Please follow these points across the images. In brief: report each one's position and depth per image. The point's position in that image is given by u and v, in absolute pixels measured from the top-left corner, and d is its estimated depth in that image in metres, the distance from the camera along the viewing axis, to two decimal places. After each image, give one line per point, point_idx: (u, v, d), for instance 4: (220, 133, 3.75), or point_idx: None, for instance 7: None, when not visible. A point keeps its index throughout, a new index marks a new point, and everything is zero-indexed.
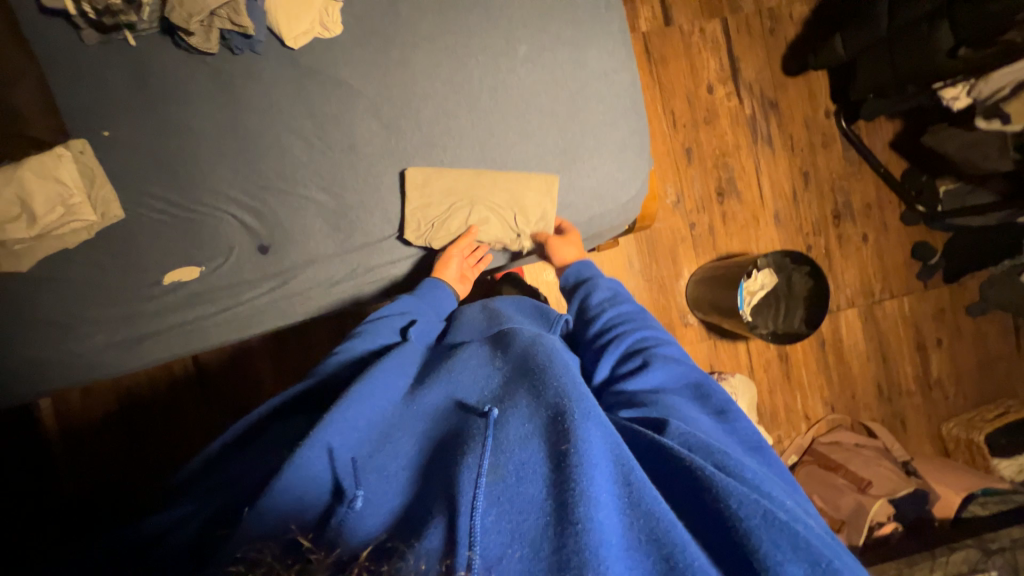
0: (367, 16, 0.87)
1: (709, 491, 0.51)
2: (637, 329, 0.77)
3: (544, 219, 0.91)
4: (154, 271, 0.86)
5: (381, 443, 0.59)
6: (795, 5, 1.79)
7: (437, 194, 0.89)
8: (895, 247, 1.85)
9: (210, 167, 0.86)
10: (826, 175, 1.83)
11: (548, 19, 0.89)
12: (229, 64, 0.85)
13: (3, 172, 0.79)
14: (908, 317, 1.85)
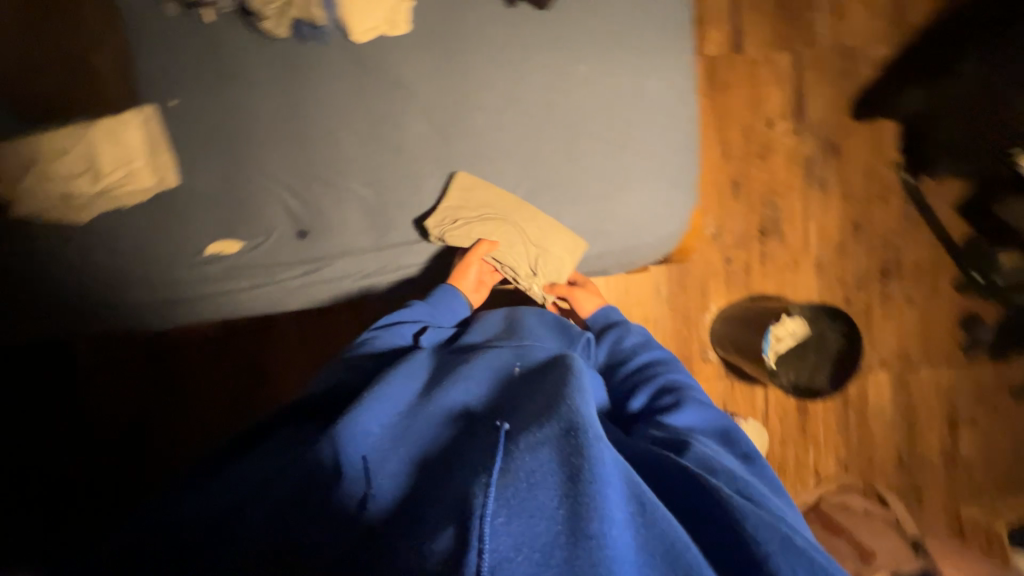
0: (434, 18, 0.87)
1: (731, 514, 0.51)
2: (668, 371, 0.81)
3: (557, 274, 0.92)
4: (199, 239, 0.90)
5: (392, 446, 0.59)
6: (873, 46, 1.70)
7: (474, 201, 0.89)
8: (942, 313, 1.75)
9: (265, 148, 0.89)
10: (879, 228, 1.74)
11: (614, 42, 0.87)
12: (295, 49, 0.88)
13: (77, 129, 0.84)
14: (944, 388, 1.75)
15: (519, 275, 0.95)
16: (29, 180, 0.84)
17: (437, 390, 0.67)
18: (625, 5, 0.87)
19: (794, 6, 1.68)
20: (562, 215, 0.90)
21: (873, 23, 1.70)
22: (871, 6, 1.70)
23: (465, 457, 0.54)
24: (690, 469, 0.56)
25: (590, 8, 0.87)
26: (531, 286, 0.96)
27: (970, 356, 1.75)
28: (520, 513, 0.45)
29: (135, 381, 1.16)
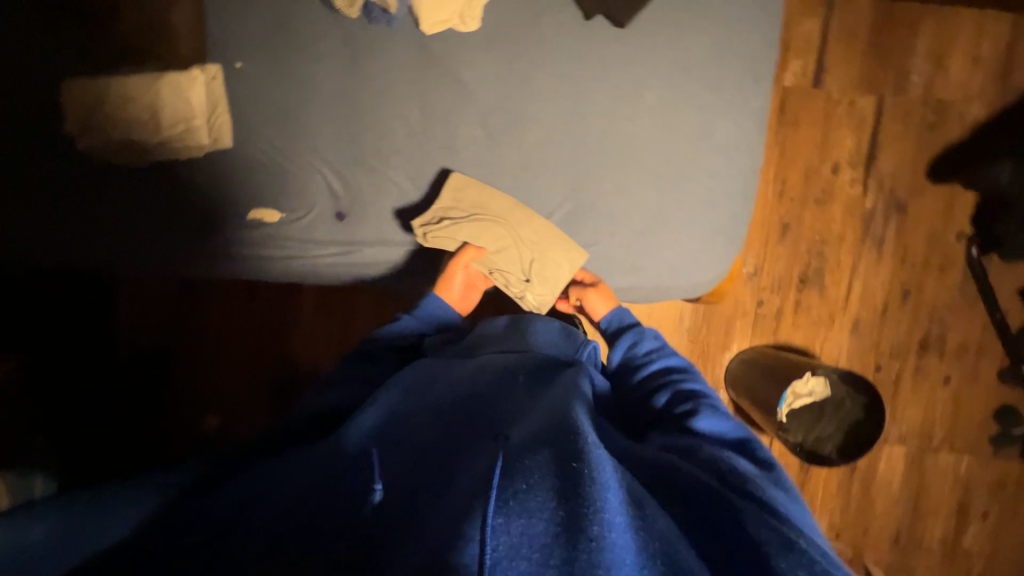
0: (506, 20, 0.85)
1: (731, 522, 0.49)
2: (682, 380, 0.78)
3: (555, 282, 0.89)
4: (242, 204, 0.92)
5: (390, 440, 0.60)
6: (970, 106, 1.57)
7: (468, 199, 0.87)
8: (979, 401, 1.65)
9: (318, 125, 0.90)
10: (931, 299, 1.63)
11: (688, 75, 0.83)
12: (364, 32, 0.87)
13: (145, 79, 0.86)
14: (961, 477, 1.67)
15: (512, 282, 0.92)
16: (95, 122, 0.87)
17: (441, 390, 0.69)
18: (708, 37, 0.82)
19: (892, 48, 1.55)
20: (600, 243, 0.88)
21: (976, 80, 1.56)
22: (978, 60, 1.55)
23: (464, 457, 0.55)
24: (689, 476, 0.55)
25: (670, 34, 0.82)
26: (525, 294, 0.93)
27: (998, 450, 1.66)
28: (519, 505, 0.44)
29: (164, 328, 1.21)
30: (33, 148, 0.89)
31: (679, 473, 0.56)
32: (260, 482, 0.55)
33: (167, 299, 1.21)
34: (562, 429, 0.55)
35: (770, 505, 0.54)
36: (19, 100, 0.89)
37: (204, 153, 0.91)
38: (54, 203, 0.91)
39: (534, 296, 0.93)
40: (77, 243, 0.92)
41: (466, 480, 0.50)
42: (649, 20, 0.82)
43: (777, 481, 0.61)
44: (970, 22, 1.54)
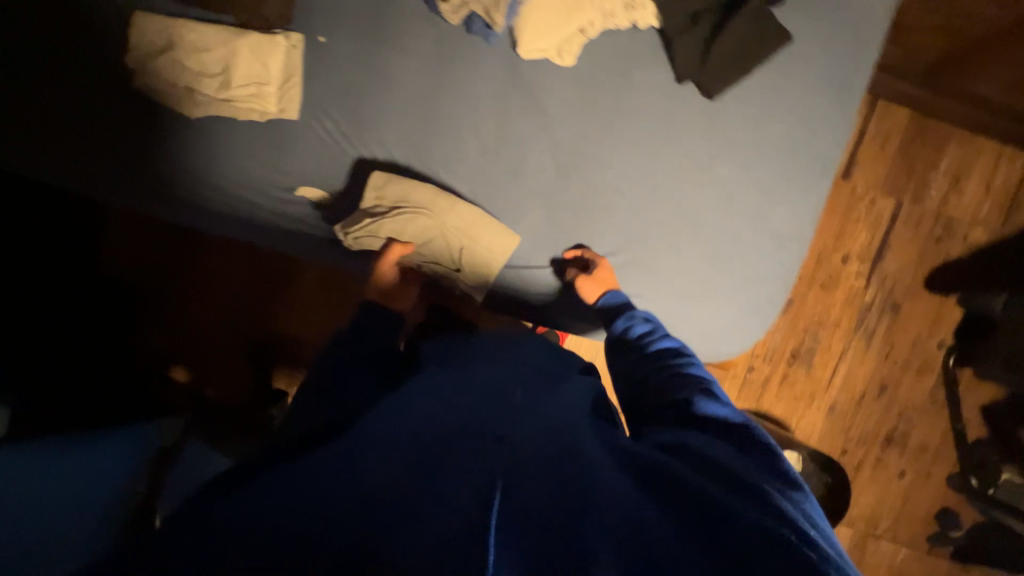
0: (601, 65, 0.86)
1: (715, 523, 0.44)
2: (674, 365, 0.71)
3: (487, 268, 0.89)
4: (292, 178, 0.89)
5: (371, 434, 0.57)
6: (974, 228, 1.67)
7: (392, 195, 0.86)
8: (925, 499, 1.76)
9: (389, 117, 0.88)
10: (903, 398, 1.73)
11: (762, 159, 0.86)
12: (458, 39, 0.86)
13: (226, 33, 0.82)
14: (893, 565, 1.77)
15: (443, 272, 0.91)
16: (159, 61, 0.82)
17: (431, 386, 0.68)
18: (786, 127, 0.86)
19: (919, 160, 1.64)
20: (641, 296, 0.89)
21: (986, 206, 1.66)
22: (992, 189, 1.66)
23: (450, 448, 0.53)
24: (671, 470, 0.50)
25: (752, 116, 0.85)
26: (460, 282, 0.91)
27: (931, 548, 1.77)
28: (509, 515, 0.43)
29: (161, 277, 1.16)
30: (85, 71, 0.84)
31: (663, 468, 0.51)
32: (253, 478, 0.52)
33: (166, 245, 1.16)
34: (556, 446, 0.54)
35: (765, 502, 0.47)
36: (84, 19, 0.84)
37: (265, 119, 0.87)
38: (90, 130, 0.85)
39: (467, 284, 0.91)
40: (100, 176, 0.86)
41: (454, 474, 0.49)
42: (737, 98, 0.85)
43: (778, 473, 0.53)
44: (993, 153, 1.64)
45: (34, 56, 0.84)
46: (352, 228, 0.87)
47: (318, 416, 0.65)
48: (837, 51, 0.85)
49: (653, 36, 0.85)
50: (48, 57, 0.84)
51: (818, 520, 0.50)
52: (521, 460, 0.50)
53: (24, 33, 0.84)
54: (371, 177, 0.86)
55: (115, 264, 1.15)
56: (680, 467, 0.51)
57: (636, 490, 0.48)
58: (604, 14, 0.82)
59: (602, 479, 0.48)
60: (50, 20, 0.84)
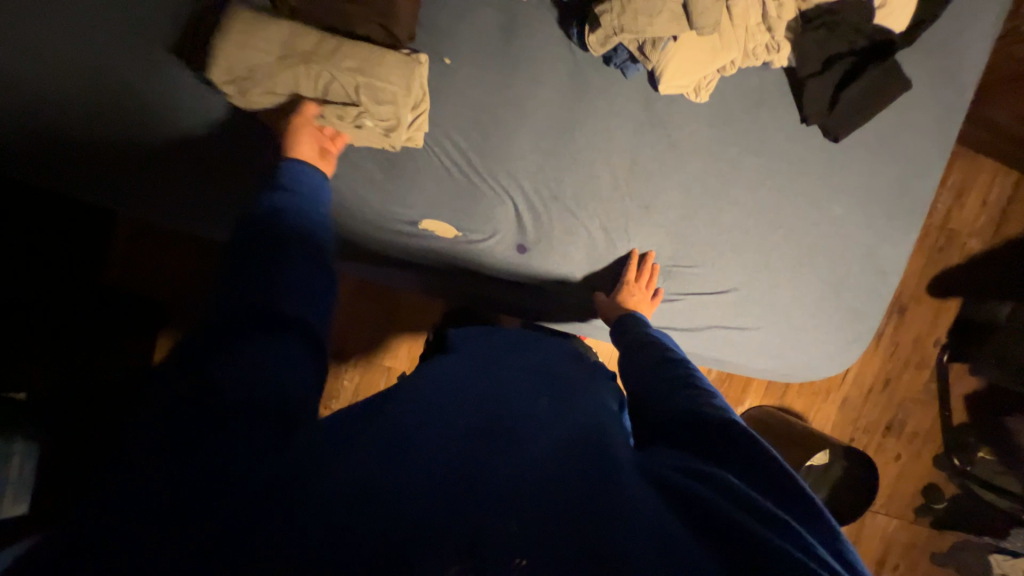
0: (732, 101, 0.87)
1: (737, 547, 0.38)
2: (695, 373, 0.63)
3: (393, 95, 0.76)
4: (418, 211, 0.84)
5: (370, 418, 0.48)
6: (971, 240, 1.65)
7: (264, 34, 0.73)
8: (915, 478, 1.75)
9: (519, 148, 0.85)
10: (903, 390, 1.72)
11: (873, 199, 0.92)
12: (594, 71, 0.84)
13: (362, 48, 0.75)
14: (885, 537, 1.74)
15: (343, 116, 0.76)
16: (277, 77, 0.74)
17: (425, 378, 0.59)
18: (893, 169, 0.91)
19: None
20: (759, 328, 0.93)
21: (983, 218, 1.63)
22: (987, 205, 1.63)
23: (452, 438, 0.45)
24: (680, 488, 0.43)
25: (864, 157, 0.90)
26: (369, 124, 0.77)
27: (915, 518, 1.75)
28: (523, 539, 0.36)
29: (171, 281, 1.07)
30: (196, 86, 0.78)
31: (670, 478, 0.44)
32: (220, 447, 0.41)
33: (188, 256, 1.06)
34: (568, 443, 0.47)
35: (781, 525, 0.41)
36: (196, 28, 0.77)
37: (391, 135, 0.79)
38: (191, 151, 0.80)
39: (376, 122, 0.77)
40: (184, 196, 0.82)
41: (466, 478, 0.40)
42: (852, 141, 0.90)
43: (797, 503, 0.45)
44: (993, 168, 1.61)
45: (133, 64, 0.77)
46: (240, 83, 0.74)
47: (247, 336, 0.49)
48: (942, 100, 0.91)
49: (779, 75, 0.87)
50: (152, 66, 0.77)
51: (844, 546, 0.43)
52: (529, 464, 0.43)
53: (121, 47, 0.76)
54: (232, 12, 0.73)
55: (128, 277, 1.06)
56: (690, 482, 0.44)
57: (654, 502, 0.42)
58: (745, 53, 0.83)
59: (621, 481, 0.42)
60: (155, 35, 0.77)
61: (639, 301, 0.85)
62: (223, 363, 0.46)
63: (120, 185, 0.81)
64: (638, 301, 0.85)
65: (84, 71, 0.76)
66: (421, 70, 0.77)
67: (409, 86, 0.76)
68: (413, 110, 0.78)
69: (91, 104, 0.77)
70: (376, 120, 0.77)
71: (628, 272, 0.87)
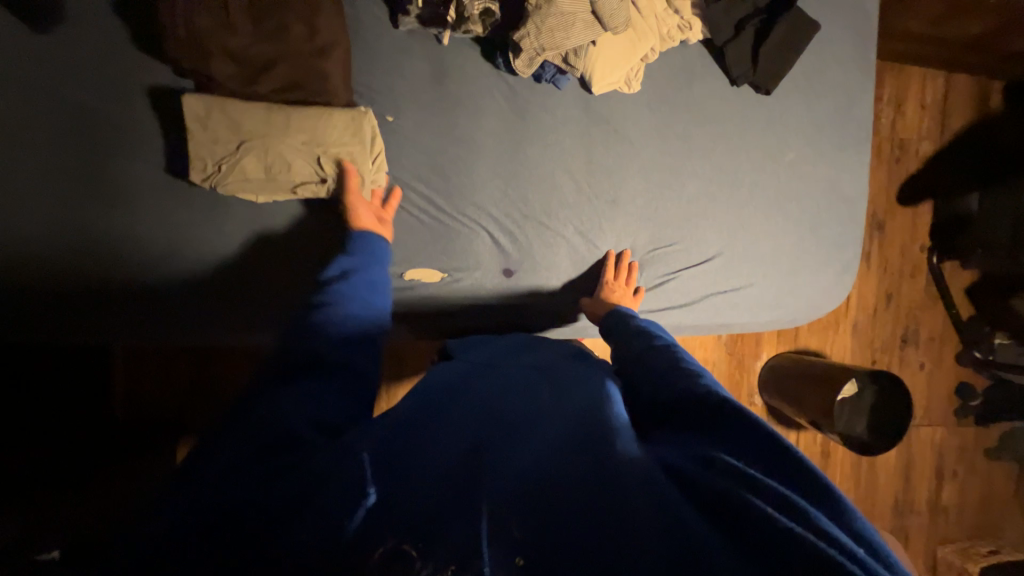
0: (663, 83, 0.91)
1: (736, 523, 0.42)
2: (688, 358, 0.67)
3: (355, 160, 0.80)
4: (400, 263, 0.87)
5: (414, 443, 0.51)
6: (923, 142, 1.70)
7: (222, 128, 0.76)
8: (945, 381, 1.77)
9: (480, 180, 0.88)
10: (907, 300, 1.75)
11: (820, 136, 0.96)
12: (528, 89, 0.87)
13: (312, 112, 0.79)
14: (936, 447, 1.74)
15: (314, 190, 0.80)
16: (240, 165, 0.77)
17: (432, 401, 0.61)
18: (830, 104, 0.96)
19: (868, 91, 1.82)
20: (752, 283, 0.96)
21: (926, 121, 1.69)
22: (927, 106, 1.69)
23: (475, 465, 0.48)
24: (690, 478, 0.46)
25: (798, 100, 0.95)
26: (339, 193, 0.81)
27: (959, 420, 1.76)
28: (525, 541, 0.41)
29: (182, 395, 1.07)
30: (162, 208, 0.80)
31: (682, 470, 0.48)
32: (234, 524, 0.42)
33: (191, 370, 1.05)
34: (581, 447, 0.49)
35: (785, 505, 0.44)
36: (148, 154, 0.80)
37: (361, 191, 0.82)
38: (169, 269, 0.81)
39: (346, 189, 0.81)
40: (164, 316, 0.81)
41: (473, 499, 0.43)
42: (784, 89, 0.94)
43: (805, 479, 0.47)
44: (921, 73, 1.66)
45: (93, 205, 0.78)
46: (212, 178, 0.77)
47: (262, 425, 0.51)
48: (852, 32, 0.96)
49: (699, 48, 0.92)
50: (113, 199, 0.79)
51: (852, 514, 0.45)
52: (531, 468, 0.47)
53: (79, 189, 0.78)
54: (185, 109, 0.75)
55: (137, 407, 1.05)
56: (704, 471, 0.47)
57: (663, 487, 0.45)
58: (662, 38, 0.87)
59: (631, 473, 0.45)
60: (108, 169, 0.79)
61: (621, 297, 0.88)
62: (228, 455, 0.48)
63: (106, 325, 0.81)
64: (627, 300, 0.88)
65: (48, 223, 0.77)
66: (369, 120, 0.81)
67: (364, 149, 0.81)
68: (373, 164, 0.82)
69: (65, 254, 0.78)
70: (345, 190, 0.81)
71: (606, 273, 0.90)
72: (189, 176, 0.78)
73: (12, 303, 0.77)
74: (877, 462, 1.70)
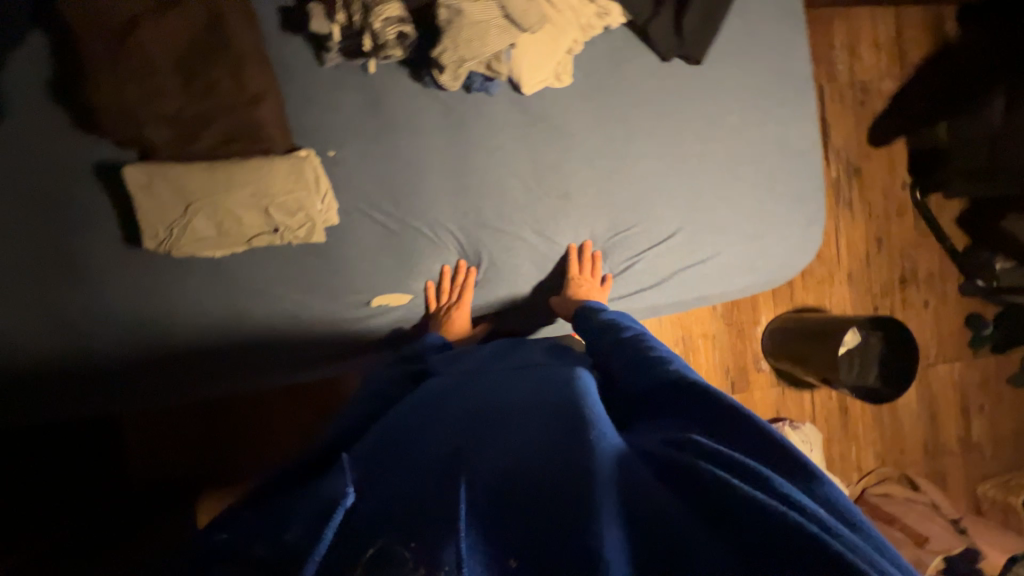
0: (594, 72, 0.91)
1: (706, 497, 0.45)
2: (656, 345, 0.69)
3: (301, 205, 0.81)
4: (367, 292, 0.89)
5: (406, 468, 0.55)
6: (885, 81, 1.68)
7: (167, 194, 0.77)
8: (953, 315, 1.73)
9: (431, 198, 0.89)
10: (897, 241, 1.72)
11: (759, 96, 0.96)
12: (461, 102, 0.88)
13: (253, 164, 0.79)
14: (955, 383, 1.70)
15: (268, 240, 0.82)
16: (190, 227, 0.78)
17: (417, 420, 0.64)
18: (766, 62, 0.96)
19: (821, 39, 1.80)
20: (721, 252, 0.95)
21: (883, 60, 1.68)
22: (881, 45, 1.67)
23: (454, 480, 0.50)
24: (664, 462, 0.49)
25: (732, 65, 0.95)
26: (292, 238, 0.82)
27: (975, 353, 1.72)
28: (515, 544, 0.45)
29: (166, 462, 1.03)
30: (127, 275, 0.82)
31: (656, 455, 0.50)
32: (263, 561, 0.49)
33: (179, 430, 1.04)
34: (557, 442, 0.50)
35: (750, 475, 0.46)
36: (103, 228, 0.82)
37: (313, 234, 0.83)
38: (144, 333, 0.83)
39: (298, 234, 0.82)
40: (152, 379, 0.85)
41: (450, 518, 0.46)
42: (716, 55, 0.94)
43: (769, 448, 0.49)
44: (868, 14, 1.65)
45: (61, 285, 0.81)
46: (167, 243, 0.78)
47: (304, 487, 0.61)
48: None
49: (624, 31, 0.92)
50: (77, 276, 0.81)
51: (818, 479, 0.47)
52: (503, 473, 0.49)
53: (42, 273, 0.80)
54: (129, 180, 0.76)
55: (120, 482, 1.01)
56: (675, 452, 0.49)
57: (638, 473, 0.48)
58: (583, 28, 0.87)
59: (604, 465, 0.48)
60: (68, 248, 0.81)
61: (590, 289, 0.89)
62: (275, 512, 0.57)
63: (98, 397, 0.84)
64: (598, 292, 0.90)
65: (21, 308, 0.80)
66: (311, 165, 0.81)
67: (308, 194, 0.81)
68: (322, 206, 0.83)
69: (43, 335, 0.81)
70: (297, 235, 0.82)
71: (571, 268, 0.90)
72: (143, 243, 0.79)
73: (2, 390, 0.80)
74: (897, 408, 1.67)
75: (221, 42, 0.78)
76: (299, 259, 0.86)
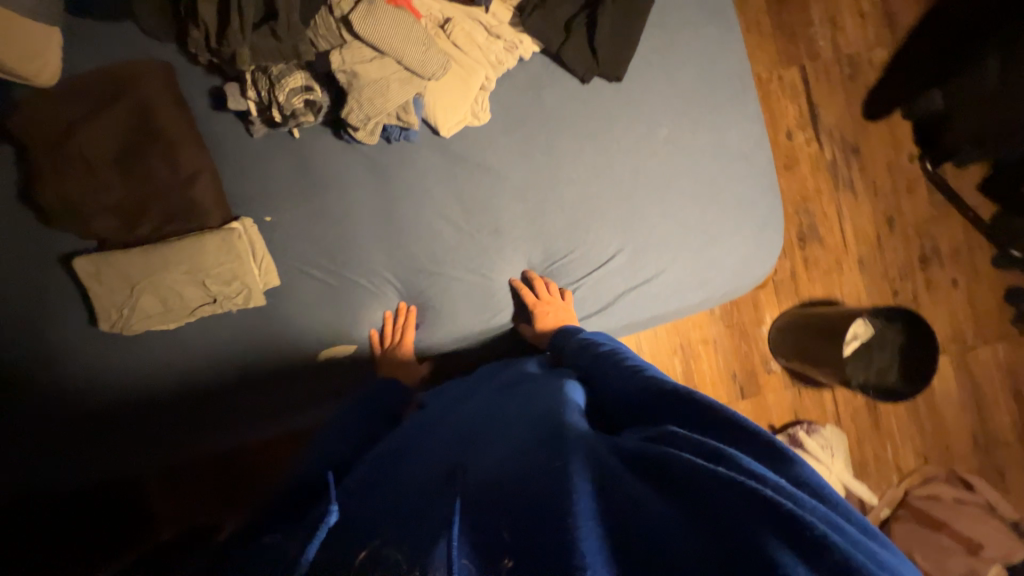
0: (514, 104, 0.91)
1: (683, 487, 0.41)
2: (631, 356, 0.67)
3: (236, 274, 0.85)
4: (314, 345, 0.91)
5: (400, 485, 0.55)
6: (876, 50, 1.54)
7: (114, 279, 0.83)
8: (989, 292, 1.55)
9: (366, 249, 0.91)
10: (912, 217, 1.55)
11: (691, 102, 0.92)
12: (385, 153, 0.90)
13: (188, 241, 0.84)
14: (1001, 365, 1.53)
15: (210, 309, 0.87)
16: (136, 307, 0.84)
17: (405, 450, 0.64)
18: (695, 69, 0.92)
19: None
20: (670, 268, 0.92)
21: (870, 29, 1.54)
22: (864, 13, 1.54)
23: (444, 489, 0.49)
24: (637, 455, 0.46)
25: (660, 74, 0.92)
26: (231, 306, 0.87)
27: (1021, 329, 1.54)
28: (506, 543, 0.42)
29: None
30: (94, 353, 0.88)
31: (630, 448, 0.47)
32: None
33: None
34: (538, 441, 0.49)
35: (726, 457, 0.42)
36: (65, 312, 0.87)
37: (251, 299, 0.87)
38: (117, 402, 0.88)
39: (236, 301, 0.87)
40: (133, 443, 0.89)
41: (443, 522, 0.44)
42: (639, 69, 0.92)
43: (743, 436, 0.46)
44: None
45: (36, 368, 0.87)
46: (119, 323, 0.84)
47: (296, 520, 0.59)
48: None
49: (542, 60, 0.91)
50: (49, 358, 0.87)
51: (798, 465, 0.43)
52: (491, 483, 0.48)
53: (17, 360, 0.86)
54: (79, 271, 0.83)
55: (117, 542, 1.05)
56: (648, 446, 0.46)
57: (614, 467, 0.45)
58: (494, 65, 0.88)
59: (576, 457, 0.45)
60: (36, 334, 0.87)
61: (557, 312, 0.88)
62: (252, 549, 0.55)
63: (86, 465, 0.89)
64: (562, 314, 0.88)
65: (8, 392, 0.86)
66: (242, 236, 0.85)
67: (239, 262, 0.85)
68: (257, 271, 0.87)
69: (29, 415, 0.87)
70: (235, 303, 0.87)
71: (527, 296, 0.89)
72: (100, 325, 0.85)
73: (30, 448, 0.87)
74: (933, 400, 1.51)
75: (154, 132, 0.84)
76: (245, 322, 0.90)
